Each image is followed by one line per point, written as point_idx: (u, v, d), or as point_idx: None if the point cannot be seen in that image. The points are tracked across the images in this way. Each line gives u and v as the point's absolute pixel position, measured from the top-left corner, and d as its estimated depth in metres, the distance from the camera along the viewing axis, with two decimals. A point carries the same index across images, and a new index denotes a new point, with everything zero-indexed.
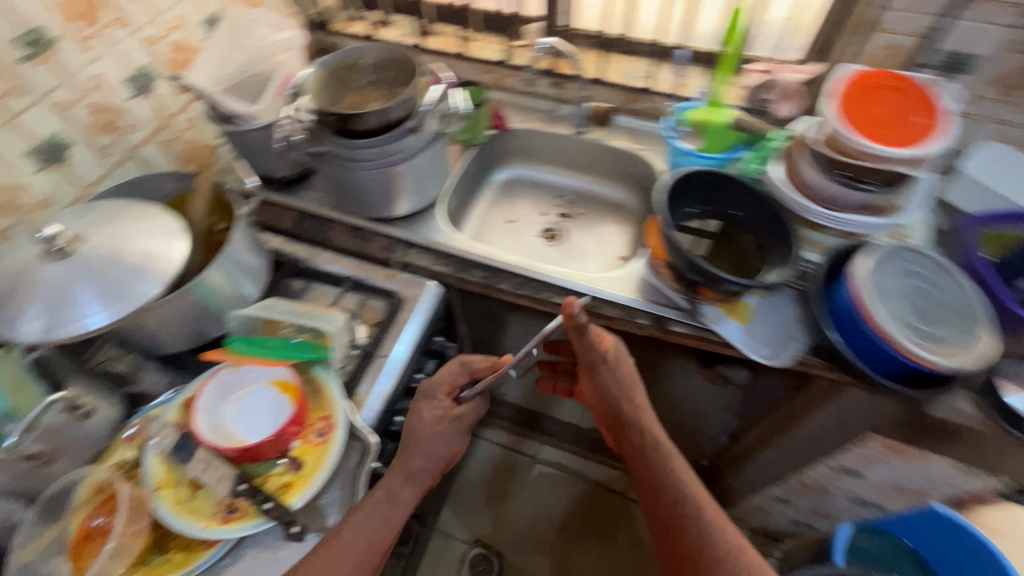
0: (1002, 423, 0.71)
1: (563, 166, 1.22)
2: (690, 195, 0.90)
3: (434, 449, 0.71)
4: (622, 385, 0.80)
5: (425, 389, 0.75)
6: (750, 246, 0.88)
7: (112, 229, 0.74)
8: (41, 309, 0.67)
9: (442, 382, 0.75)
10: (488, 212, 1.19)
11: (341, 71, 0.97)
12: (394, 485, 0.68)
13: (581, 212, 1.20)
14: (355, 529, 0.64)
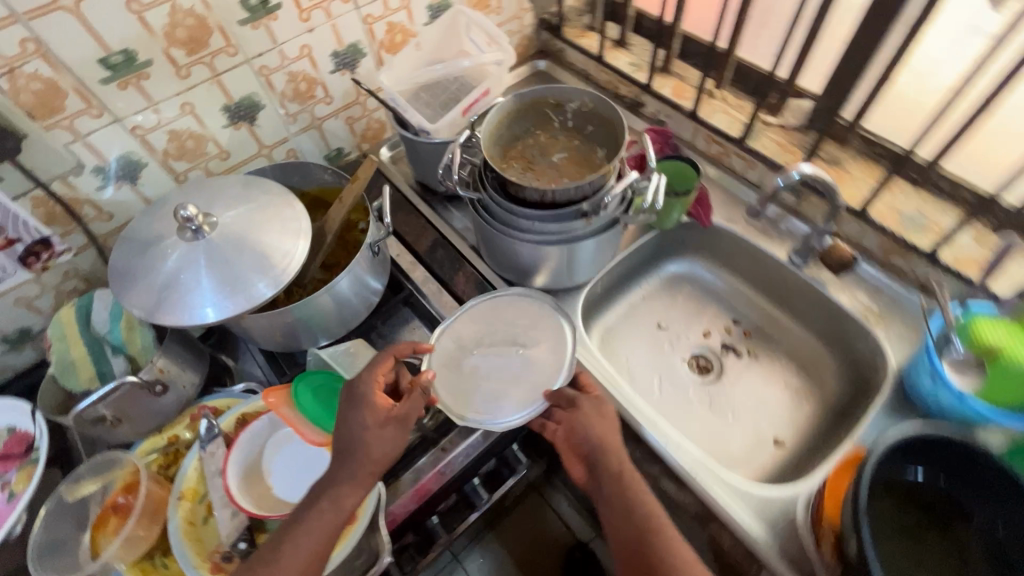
0: None
1: (757, 290, 0.96)
2: (921, 458, 0.60)
3: (384, 444, 0.59)
4: (605, 420, 0.68)
5: (351, 396, 0.60)
6: (979, 553, 0.59)
7: (246, 222, 0.72)
8: (157, 288, 0.67)
9: (362, 388, 0.61)
10: (641, 305, 0.98)
11: (548, 109, 0.82)
12: (345, 482, 0.58)
13: (754, 354, 0.94)
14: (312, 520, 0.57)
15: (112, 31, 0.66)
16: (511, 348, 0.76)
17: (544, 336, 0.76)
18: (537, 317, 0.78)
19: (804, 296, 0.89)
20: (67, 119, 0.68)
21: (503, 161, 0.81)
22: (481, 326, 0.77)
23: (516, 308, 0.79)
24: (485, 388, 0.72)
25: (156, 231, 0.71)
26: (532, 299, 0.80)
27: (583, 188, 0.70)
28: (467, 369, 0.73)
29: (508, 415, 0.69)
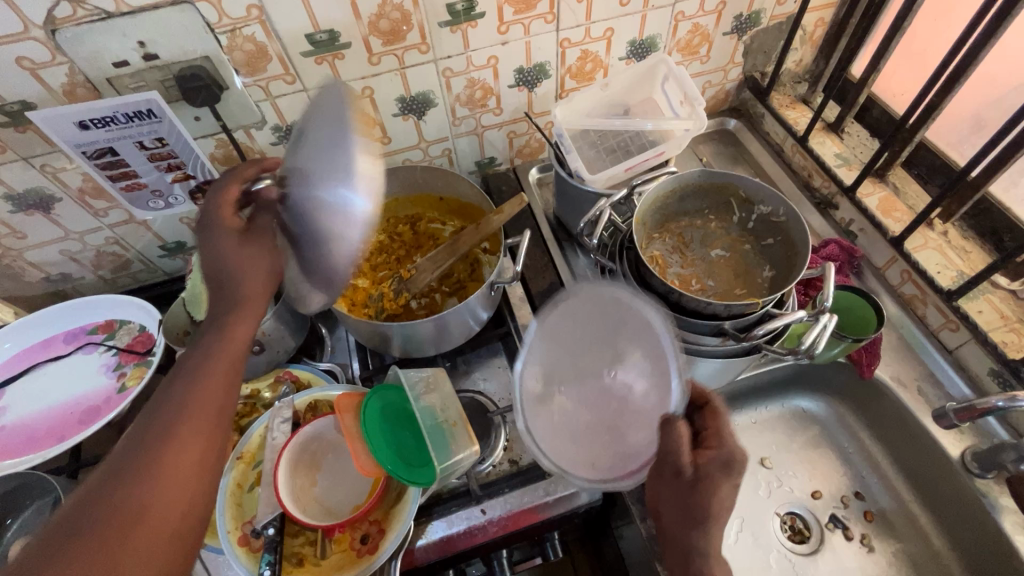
0: None
1: (896, 468, 0.79)
2: None
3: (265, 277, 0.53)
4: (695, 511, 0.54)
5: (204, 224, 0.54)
6: None
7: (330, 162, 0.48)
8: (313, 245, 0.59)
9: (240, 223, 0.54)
10: (748, 430, 0.85)
11: (734, 200, 0.71)
12: (227, 319, 0.52)
13: (870, 543, 0.76)
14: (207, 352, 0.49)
15: (325, 11, 0.68)
16: (606, 373, 0.60)
17: (636, 351, 0.58)
18: (612, 314, 0.60)
19: (963, 508, 0.70)
20: (265, 80, 0.73)
21: (656, 233, 0.73)
22: (562, 345, 0.62)
23: (591, 311, 0.61)
24: (591, 433, 0.59)
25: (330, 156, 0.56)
26: (603, 288, 0.60)
27: (734, 309, 0.61)
28: (560, 407, 0.61)
29: (620, 462, 0.56)
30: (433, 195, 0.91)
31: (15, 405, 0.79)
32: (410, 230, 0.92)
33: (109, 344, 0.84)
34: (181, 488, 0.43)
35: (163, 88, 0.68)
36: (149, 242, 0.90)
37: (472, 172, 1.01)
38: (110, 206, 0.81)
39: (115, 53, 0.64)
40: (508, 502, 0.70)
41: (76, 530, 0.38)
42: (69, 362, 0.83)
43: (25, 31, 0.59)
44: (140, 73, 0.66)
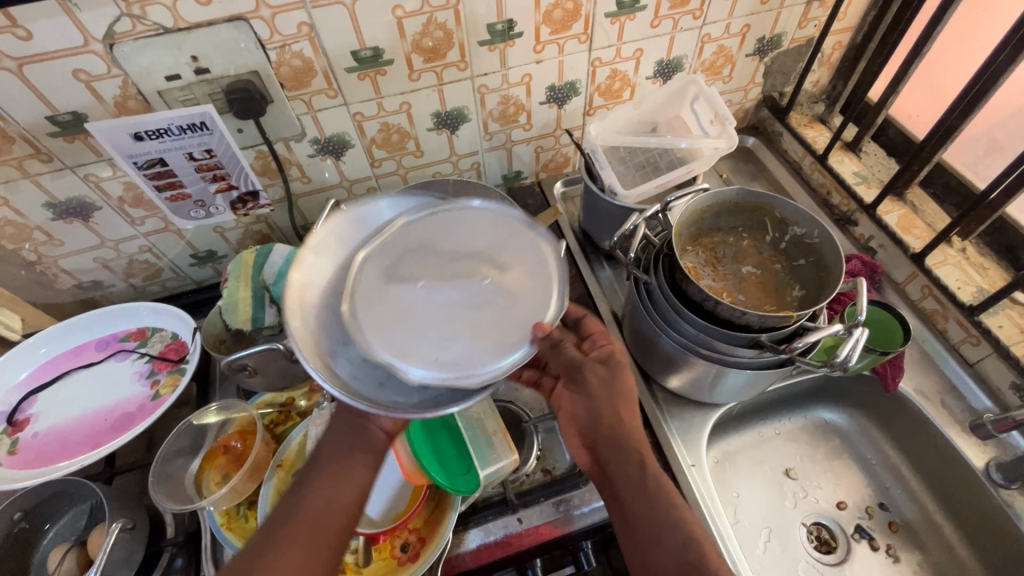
0: None
1: (915, 479, 0.81)
2: None
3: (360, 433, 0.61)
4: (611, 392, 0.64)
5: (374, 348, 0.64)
6: None
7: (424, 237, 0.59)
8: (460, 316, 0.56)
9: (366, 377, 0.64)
10: (771, 442, 0.87)
11: (768, 220, 0.75)
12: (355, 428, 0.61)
13: (895, 552, 0.78)
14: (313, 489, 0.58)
15: (371, 29, 0.70)
16: (474, 274, 0.57)
17: (519, 258, 0.58)
18: (496, 232, 0.60)
19: (987, 518, 0.72)
20: (309, 94, 0.75)
21: (689, 245, 0.75)
22: (426, 246, 0.59)
23: (465, 222, 0.61)
24: (448, 333, 0.54)
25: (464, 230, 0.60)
26: (493, 213, 0.62)
27: (767, 322, 0.63)
28: (410, 304, 0.56)
29: (490, 362, 0.52)
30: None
31: (48, 411, 0.79)
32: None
33: (142, 352, 0.85)
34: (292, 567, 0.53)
35: (212, 101, 0.70)
36: (182, 251, 0.91)
37: (499, 185, 1.03)
38: (148, 214, 0.82)
39: (168, 67, 0.66)
40: (544, 510, 0.71)
41: None
42: (102, 370, 0.84)
43: (85, 45, 0.61)
44: (191, 86, 0.68)
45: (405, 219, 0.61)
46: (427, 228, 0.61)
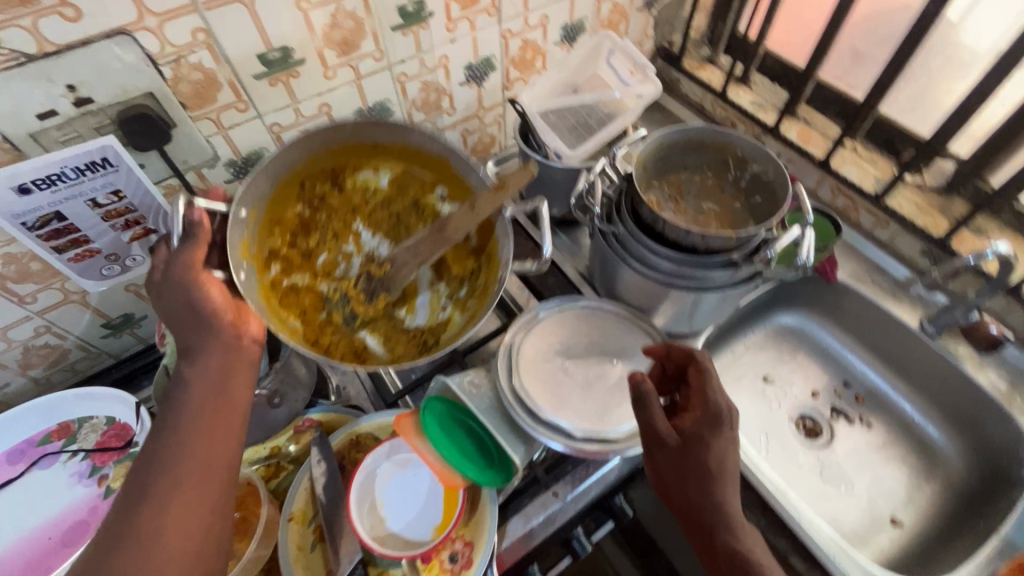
0: None
1: (873, 354, 0.91)
2: None
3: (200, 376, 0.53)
4: (702, 477, 0.55)
5: (167, 270, 0.55)
6: None
7: (551, 328, 0.76)
8: (593, 392, 0.69)
9: (182, 292, 0.55)
10: (744, 355, 0.94)
11: (730, 159, 0.79)
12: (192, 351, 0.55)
13: (867, 421, 0.88)
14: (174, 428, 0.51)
15: (276, 26, 0.64)
16: (602, 361, 0.73)
17: (622, 343, 0.75)
18: (590, 320, 0.77)
19: (928, 367, 0.84)
20: (215, 111, 0.66)
21: (656, 181, 0.79)
22: (557, 342, 0.74)
23: (575, 319, 0.77)
24: (587, 400, 0.68)
25: (583, 327, 0.76)
26: (586, 307, 0.78)
27: (710, 240, 0.67)
28: (559, 378, 0.70)
29: (624, 421, 0.66)
30: (365, 140, 0.70)
31: None
32: (335, 191, 0.71)
33: (73, 450, 0.71)
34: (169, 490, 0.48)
35: (100, 135, 0.60)
36: (90, 322, 0.77)
37: None
38: (40, 287, 0.68)
39: (40, 103, 0.55)
40: (580, 483, 0.70)
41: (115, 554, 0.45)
42: (24, 484, 0.69)
43: None
44: (70, 122, 0.57)
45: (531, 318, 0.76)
46: (564, 320, 0.77)
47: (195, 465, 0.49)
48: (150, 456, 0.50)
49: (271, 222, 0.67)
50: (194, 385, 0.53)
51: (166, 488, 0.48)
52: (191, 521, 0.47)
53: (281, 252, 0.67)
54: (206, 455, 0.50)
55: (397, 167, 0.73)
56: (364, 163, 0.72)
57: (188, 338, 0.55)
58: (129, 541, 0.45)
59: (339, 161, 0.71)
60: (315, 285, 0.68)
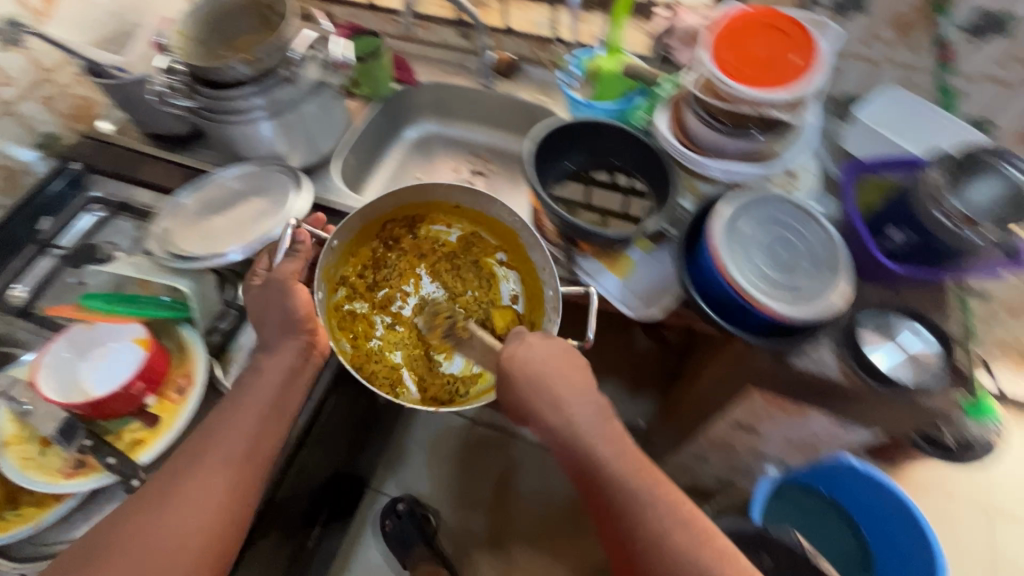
0: (853, 367, 0.69)
1: (480, 120, 1.16)
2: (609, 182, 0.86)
3: (274, 390, 0.70)
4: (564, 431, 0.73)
5: (282, 285, 0.72)
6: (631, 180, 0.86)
7: (203, 206, 0.89)
8: (246, 225, 0.85)
9: (278, 298, 0.72)
10: (399, 171, 1.16)
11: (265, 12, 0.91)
12: (269, 365, 0.71)
13: (495, 168, 1.16)
14: (234, 427, 0.67)
15: None
16: (250, 206, 0.89)
17: (264, 188, 0.91)
18: (235, 188, 0.92)
19: (498, 108, 1.12)
20: None
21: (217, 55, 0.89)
22: (213, 212, 0.89)
23: (222, 190, 0.91)
24: (243, 230, 0.85)
25: (230, 194, 0.91)
26: (228, 180, 0.92)
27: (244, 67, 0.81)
28: (218, 229, 0.85)
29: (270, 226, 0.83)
30: (448, 200, 0.85)
31: None
32: (409, 235, 0.88)
33: None
34: (209, 473, 0.64)
35: None
36: None
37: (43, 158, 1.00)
38: None
39: None
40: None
41: (160, 509, 0.62)
42: None
43: None
44: None
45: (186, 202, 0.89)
46: (211, 197, 0.90)
47: (235, 468, 0.66)
48: (194, 452, 0.65)
49: (348, 252, 0.83)
50: (254, 388, 0.69)
51: (205, 458, 0.65)
52: (220, 514, 0.64)
53: (349, 280, 0.84)
54: (246, 455, 0.66)
55: (467, 227, 0.88)
56: (441, 219, 0.87)
57: (279, 337, 0.73)
58: (168, 492, 0.63)
59: (417, 212, 0.86)
60: (370, 314, 0.85)
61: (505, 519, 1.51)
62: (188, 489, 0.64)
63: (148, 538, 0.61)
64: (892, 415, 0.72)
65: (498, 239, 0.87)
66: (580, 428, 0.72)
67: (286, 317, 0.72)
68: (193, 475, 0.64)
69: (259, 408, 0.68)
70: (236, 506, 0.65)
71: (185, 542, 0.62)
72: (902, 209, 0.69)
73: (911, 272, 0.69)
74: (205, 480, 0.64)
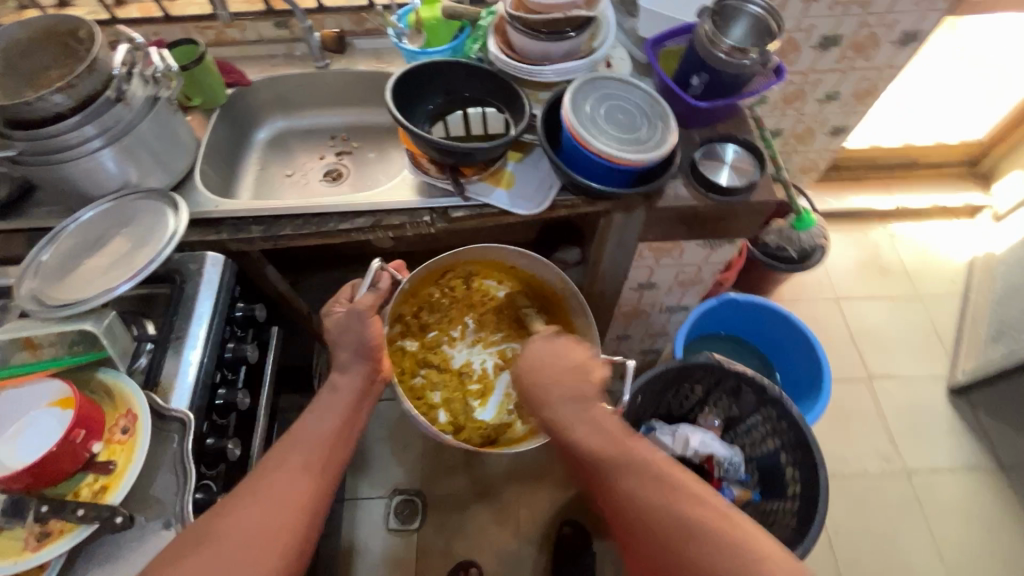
0: (704, 191, 0.87)
1: (328, 102, 1.19)
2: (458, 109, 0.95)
3: (344, 406, 0.77)
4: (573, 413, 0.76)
5: (357, 312, 0.81)
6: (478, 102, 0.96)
7: (70, 256, 0.83)
8: (129, 257, 0.82)
9: (358, 330, 0.81)
10: (263, 174, 1.14)
11: (65, 39, 0.85)
12: (345, 380, 0.80)
13: (357, 144, 1.20)
14: (300, 434, 0.73)
15: None
16: (123, 239, 0.84)
17: (131, 219, 0.87)
18: (98, 229, 0.86)
19: (340, 85, 1.15)
20: None
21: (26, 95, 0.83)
22: (83, 258, 0.83)
23: (84, 235, 0.85)
24: (128, 262, 0.81)
25: (95, 236, 0.85)
26: (85, 222, 0.86)
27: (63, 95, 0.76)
28: (100, 272, 0.81)
29: (159, 248, 0.81)
30: (504, 264, 1.06)
31: None
32: (467, 286, 1.12)
33: None
34: (287, 477, 0.67)
35: None
36: None
37: None
38: None
39: None
40: (197, 309, 0.83)
41: (246, 503, 0.64)
42: None
43: None
44: None
45: (48, 259, 0.82)
46: (75, 245, 0.84)
47: (318, 468, 0.70)
48: (279, 450, 0.70)
49: (412, 294, 1.06)
50: (330, 400, 0.77)
51: (281, 462, 0.68)
52: (304, 506, 0.66)
53: (404, 318, 1.07)
54: (326, 457, 0.71)
55: (512, 286, 1.12)
56: (495, 277, 1.12)
57: (350, 361, 0.81)
58: (243, 495, 0.64)
59: (481, 270, 1.11)
60: (420, 347, 1.10)
61: (485, 468, 1.60)
62: (265, 490, 0.65)
63: (236, 537, 0.60)
64: (739, 222, 0.91)
65: (540, 305, 1.10)
66: (571, 423, 0.75)
67: (368, 348, 0.81)
68: (269, 483, 0.66)
69: (340, 416, 0.76)
70: (318, 506, 0.68)
71: (272, 539, 0.62)
72: (694, 59, 0.87)
73: (713, 103, 0.87)
74: (280, 481, 0.66)
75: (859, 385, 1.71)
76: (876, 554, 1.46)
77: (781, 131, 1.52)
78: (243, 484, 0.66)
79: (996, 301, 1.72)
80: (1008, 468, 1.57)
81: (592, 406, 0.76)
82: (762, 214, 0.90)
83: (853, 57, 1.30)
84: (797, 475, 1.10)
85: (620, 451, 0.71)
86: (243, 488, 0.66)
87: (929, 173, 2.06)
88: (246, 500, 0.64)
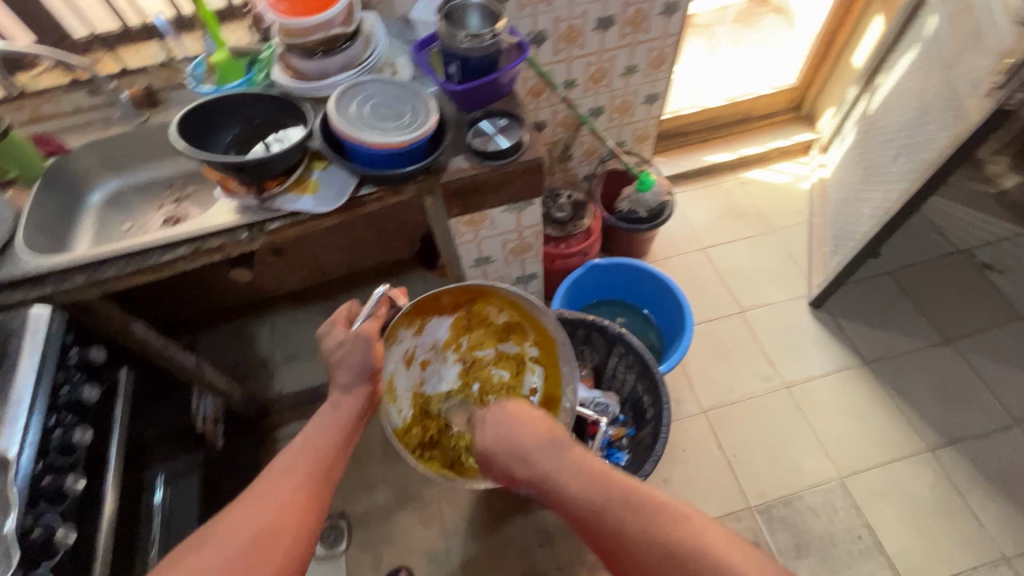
0: (480, 160, 0.99)
1: (156, 155, 1.25)
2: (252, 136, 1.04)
3: (337, 430, 0.87)
4: (566, 476, 0.85)
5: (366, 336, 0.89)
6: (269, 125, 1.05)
7: None
8: None
9: (361, 352, 0.89)
10: (101, 232, 1.19)
11: None
12: (338, 402, 0.90)
13: (193, 188, 1.27)
14: (300, 461, 0.82)
15: None
16: None
17: None
18: None
19: (162, 136, 1.23)
20: None
21: None
22: None
23: None
24: None
25: None
26: None
27: None
28: None
29: None
30: (500, 299, 1.07)
31: None
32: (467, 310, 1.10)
33: None
34: (279, 496, 0.76)
35: None
36: None
37: None
38: None
39: None
40: (27, 362, 0.86)
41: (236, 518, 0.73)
42: None
43: None
44: None
45: None
46: None
47: (307, 490, 0.78)
48: (275, 473, 0.80)
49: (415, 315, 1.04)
50: (328, 420, 0.88)
51: (273, 484, 0.78)
52: (296, 522, 0.75)
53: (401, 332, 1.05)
54: (320, 474, 0.81)
55: (512, 316, 1.10)
56: (496, 304, 1.09)
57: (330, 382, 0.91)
58: (234, 511, 0.74)
59: (482, 296, 1.07)
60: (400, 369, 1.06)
61: (403, 476, 1.63)
62: (260, 511, 0.74)
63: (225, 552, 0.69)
64: (523, 182, 1.03)
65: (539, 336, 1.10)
66: (554, 467, 0.87)
67: (370, 369, 0.90)
68: (262, 504, 0.75)
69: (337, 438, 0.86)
70: (313, 516, 0.77)
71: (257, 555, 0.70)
72: (445, 52, 0.99)
73: (473, 84, 1.00)
74: (270, 500, 0.75)
75: (733, 319, 1.86)
76: (772, 465, 1.58)
77: (603, 107, 1.70)
78: (236, 502, 0.76)
79: (832, 218, 1.92)
80: (871, 361, 1.74)
81: (564, 448, 0.89)
82: (540, 169, 1.02)
83: (632, 31, 1.48)
84: (650, 400, 1.21)
85: (602, 492, 0.81)
86: (235, 509, 0.75)
87: (763, 123, 2.29)
88: (239, 517, 0.73)
